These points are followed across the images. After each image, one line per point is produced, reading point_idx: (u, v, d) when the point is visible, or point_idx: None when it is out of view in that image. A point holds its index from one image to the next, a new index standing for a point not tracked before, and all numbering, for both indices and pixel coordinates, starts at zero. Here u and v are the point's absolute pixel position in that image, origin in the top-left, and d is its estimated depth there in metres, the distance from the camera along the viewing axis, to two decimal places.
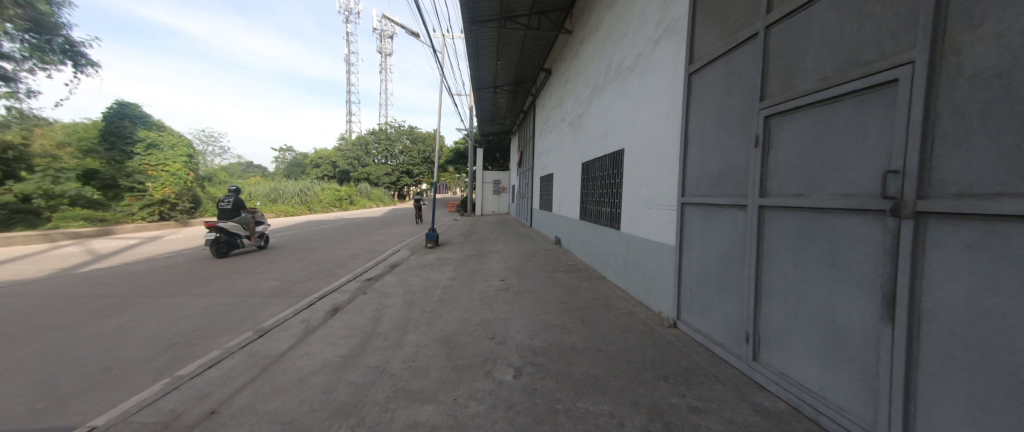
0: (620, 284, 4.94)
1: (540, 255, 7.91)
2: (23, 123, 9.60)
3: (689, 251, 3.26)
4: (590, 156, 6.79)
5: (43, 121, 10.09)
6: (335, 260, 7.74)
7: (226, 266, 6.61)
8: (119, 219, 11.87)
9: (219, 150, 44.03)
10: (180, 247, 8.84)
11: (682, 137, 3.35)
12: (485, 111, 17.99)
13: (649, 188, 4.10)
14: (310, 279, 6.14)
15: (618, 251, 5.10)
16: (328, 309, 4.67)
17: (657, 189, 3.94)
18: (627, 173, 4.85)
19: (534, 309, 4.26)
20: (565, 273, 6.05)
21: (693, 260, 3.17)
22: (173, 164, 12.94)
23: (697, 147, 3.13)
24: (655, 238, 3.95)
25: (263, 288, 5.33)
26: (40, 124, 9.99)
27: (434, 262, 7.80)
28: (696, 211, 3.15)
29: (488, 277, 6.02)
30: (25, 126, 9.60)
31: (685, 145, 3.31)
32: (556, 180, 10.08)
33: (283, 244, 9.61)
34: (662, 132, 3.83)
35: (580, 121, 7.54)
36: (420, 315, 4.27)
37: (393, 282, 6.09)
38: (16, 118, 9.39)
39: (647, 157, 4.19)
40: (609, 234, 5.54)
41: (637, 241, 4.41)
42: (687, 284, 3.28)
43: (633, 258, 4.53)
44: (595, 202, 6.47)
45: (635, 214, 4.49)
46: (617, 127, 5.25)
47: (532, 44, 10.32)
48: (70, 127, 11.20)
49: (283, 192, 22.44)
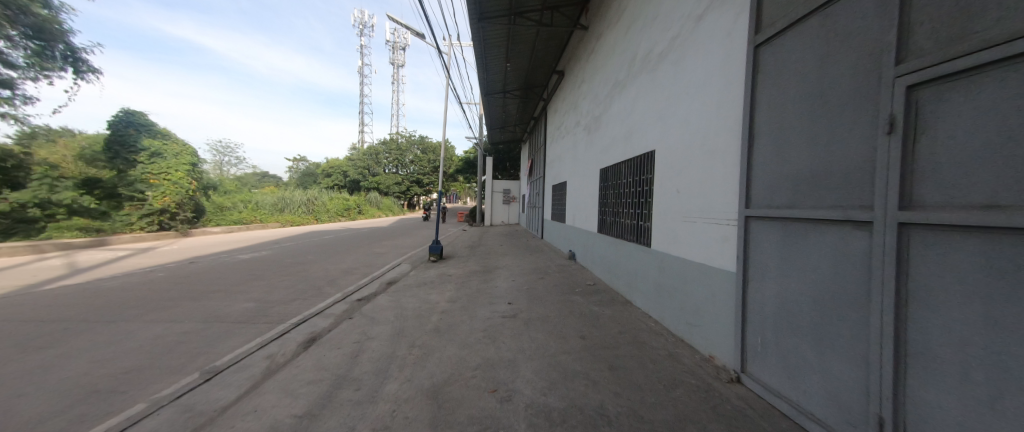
0: (652, 313, 4.08)
1: (553, 273, 7.05)
2: (48, 135, 10.27)
3: (759, 281, 2.43)
4: (609, 162, 6.03)
5: (66, 132, 10.93)
6: (327, 276, 7.07)
7: (204, 284, 5.98)
8: (116, 230, 11.64)
9: (234, 160, 44.85)
10: (168, 260, 8.33)
11: (744, 130, 2.56)
12: (495, 118, 17.46)
13: (693, 197, 3.30)
14: (294, 299, 5.45)
15: (648, 272, 4.26)
16: (301, 341, 3.92)
17: (703, 197, 3.13)
18: (659, 179, 4.06)
19: (548, 346, 3.44)
20: (583, 296, 5.20)
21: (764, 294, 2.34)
22: (175, 172, 12.78)
23: (771, 143, 2.33)
24: (702, 260, 3.12)
25: (234, 312, 4.65)
26: (62, 135, 10.80)
27: (435, 279, 7.03)
28: (770, 228, 2.33)
29: (494, 300, 5.20)
30: (49, 138, 10.24)
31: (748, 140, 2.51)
32: (571, 189, 9.28)
33: (277, 257, 9.00)
34: (710, 127, 3.05)
35: (598, 124, 6.83)
36: (408, 351, 3.50)
37: (386, 305, 5.33)
38: (44, 131, 10.04)
39: (687, 158, 3.41)
40: (636, 251, 4.70)
41: (676, 263, 3.59)
42: (757, 326, 2.43)
43: (670, 284, 3.67)
44: (616, 214, 5.68)
45: (672, 229, 3.68)
46: (645, 126, 4.49)
47: (544, 43, 9.75)
48: (93, 139, 11.79)
49: (291, 201, 22.12)
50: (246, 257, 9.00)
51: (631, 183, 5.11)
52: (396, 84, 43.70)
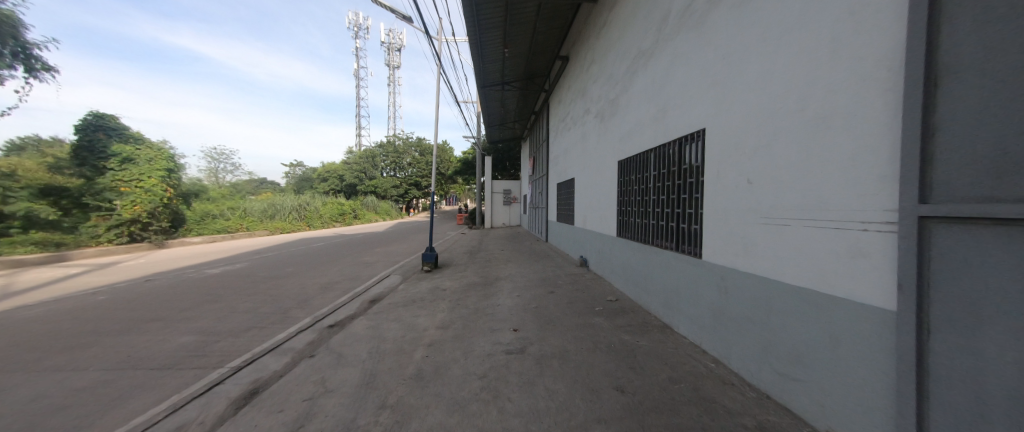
0: (709, 349, 3.02)
1: (565, 285, 5.99)
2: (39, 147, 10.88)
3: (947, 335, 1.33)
4: (632, 151, 4.98)
5: (58, 144, 11.41)
6: (300, 294, 6.04)
7: (145, 312, 4.95)
8: (80, 243, 10.67)
9: (229, 167, 44.06)
10: (123, 278, 7.30)
11: (900, 65, 1.49)
12: (493, 114, 16.42)
13: (783, 187, 2.23)
14: (249, 329, 4.42)
15: (700, 292, 3.19)
16: (235, 398, 2.86)
17: (803, 188, 2.07)
18: (714, 166, 3.01)
19: (573, 407, 2.38)
20: (607, 318, 4.15)
21: (967, 362, 1.26)
22: (147, 179, 11.81)
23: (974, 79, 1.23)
24: (804, 282, 2.05)
25: (162, 353, 3.61)
26: (53, 147, 11.23)
27: (427, 295, 5.97)
28: (971, 237, 1.24)
29: (495, 326, 4.15)
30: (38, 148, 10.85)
31: (913, 82, 1.42)
32: (580, 186, 8.24)
33: (249, 271, 7.94)
34: (812, 79, 1.98)
35: (614, 108, 5.78)
36: (376, 416, 2.46)
37: (361, 334, 4.28)
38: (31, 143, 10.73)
39: (768, 133, 2.36)
40: (676, 262, 3.64)
41: (752, 283, 2.52)
42: (942, 415, 1.35)
43: (743, 312, 2.61)
44: (643, 214, 4.65)
45: (743, 235, 2.62)
46: (688, 99, 3.44)
47: (545, 24, 8.71)
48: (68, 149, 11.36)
49: (281, 207, 21.14)
50: (215, 271, 7.96)
51: (665, 176, 4.05)
52: (393, 85, 42.88)
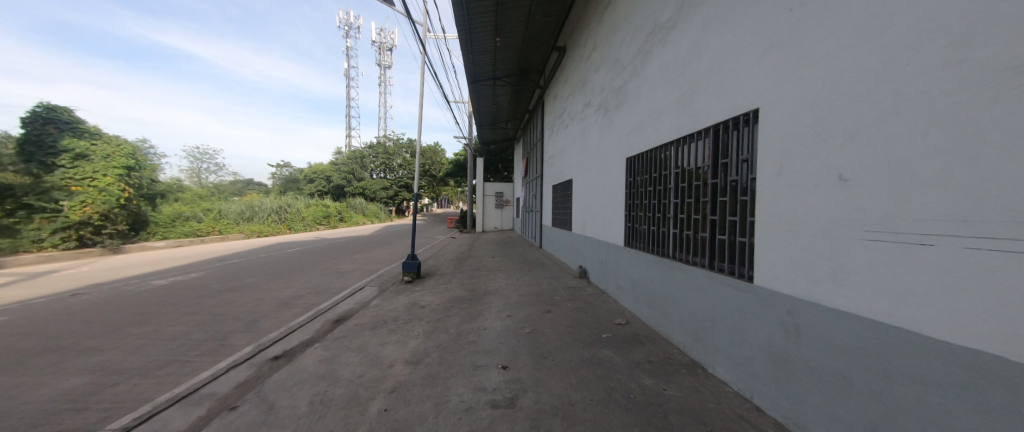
0: (769, 410, 2.23)
1: (563, 302, 5.17)
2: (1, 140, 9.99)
3: None
4: (647, 146, 4.20)
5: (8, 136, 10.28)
6: (251, 313, 5.10)
7: (44, 339, 3.95)
8: (18, 249, 9.39)
9: (211, 167, 42.43)
10: (46, 290, 6.20)
11: None
12: (485, 113, 15.61)
13: (898, 188, 1.43)
14: (166, 364, 3.44)
15: (755, 328, 2.38)
16: None
17: (941, 190, 1.26)
18: (776, 157, 2.21)
19: None
20: (619, 351, 3.34)
21: None
22: (102, 178, 10.67)
23: None
24: (956, 341, 1.24)
25: (23, 407, 2.63)
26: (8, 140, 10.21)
27: (402, 314, 5.06)
28: None
29: (480, 361, 3.30)
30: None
31: None
32: (579, 188, 7.46)
33: (202, 282, 6.89)
34: (960, 4, 1.19)
35: (622, 97, 5.01)
36: None
37: (310, 370, 3.38)
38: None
39: (876, 100, 1.53)
40: (710, 283, 2.87)
41: (846, 329, 1.72)
42: None
43: (830, 366, 1.81)
44: (660, 221, 3.88)
45: (831, 255, 1.79)
46: (730, 74, 2.67)
47: (541, 10, 7.91)
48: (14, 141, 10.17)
49: (260, 209, 19.93)
50: (162, 282, 6.92)
51: (691, 175, 3.30)
52: (384, 85, 41.96)
